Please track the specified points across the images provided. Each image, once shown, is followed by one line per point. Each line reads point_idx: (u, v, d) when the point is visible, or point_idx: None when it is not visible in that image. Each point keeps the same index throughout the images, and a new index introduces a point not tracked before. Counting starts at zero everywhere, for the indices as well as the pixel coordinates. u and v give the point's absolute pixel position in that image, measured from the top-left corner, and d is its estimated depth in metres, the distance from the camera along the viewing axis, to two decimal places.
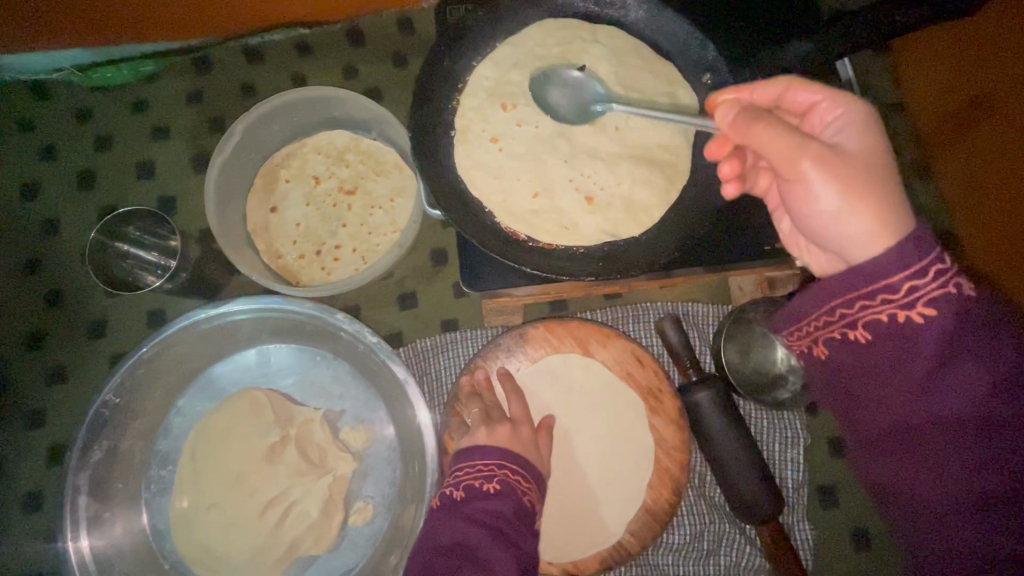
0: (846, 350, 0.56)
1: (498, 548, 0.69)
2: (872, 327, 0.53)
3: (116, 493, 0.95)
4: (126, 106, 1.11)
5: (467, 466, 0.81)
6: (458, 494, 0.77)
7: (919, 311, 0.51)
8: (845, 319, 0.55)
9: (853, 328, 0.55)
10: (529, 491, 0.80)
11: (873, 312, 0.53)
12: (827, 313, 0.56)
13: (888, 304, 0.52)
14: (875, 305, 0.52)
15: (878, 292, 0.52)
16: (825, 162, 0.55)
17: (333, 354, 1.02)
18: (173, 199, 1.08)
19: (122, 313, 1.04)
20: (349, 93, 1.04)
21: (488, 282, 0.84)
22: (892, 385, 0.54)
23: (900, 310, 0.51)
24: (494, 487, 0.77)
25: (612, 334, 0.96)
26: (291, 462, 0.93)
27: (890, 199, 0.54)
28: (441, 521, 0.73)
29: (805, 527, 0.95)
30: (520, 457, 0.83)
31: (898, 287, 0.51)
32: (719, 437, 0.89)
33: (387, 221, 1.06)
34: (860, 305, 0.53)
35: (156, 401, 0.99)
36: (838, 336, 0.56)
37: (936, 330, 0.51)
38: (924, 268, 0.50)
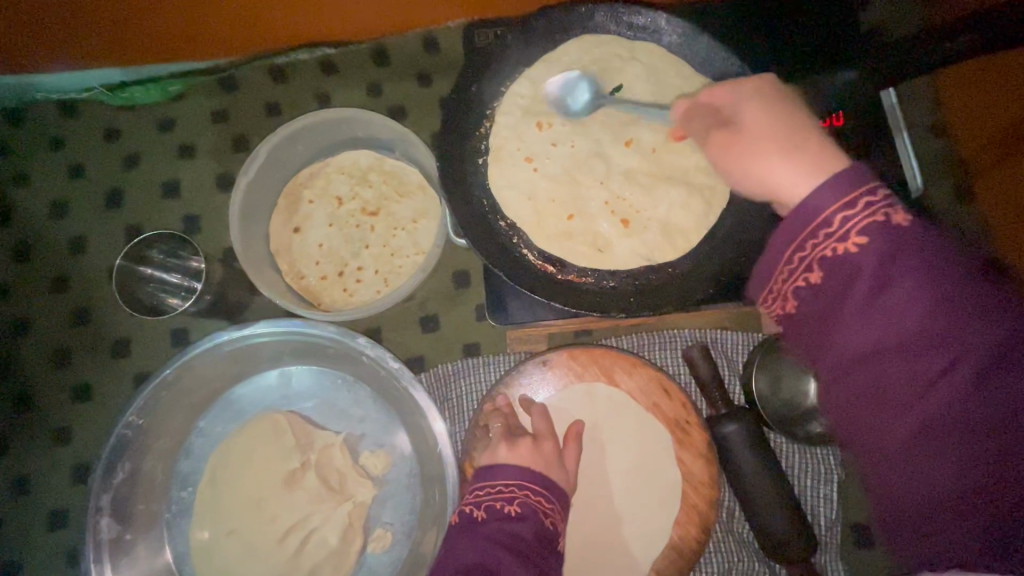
0: (806, 298, 0.53)
1: (518, 571, 0.66)
2: (825, 267, 0.50)
3: (138, 515, 0.95)
4: (154, 125, 1.12)
5: (487, 485, 0.78)
6: (478, 515, 0.74)
7: (855, 242, 0.49)
8: (802, 263, 0.52)
9: (810, 269, 0.51)
10: (552, 511, 0.76)
11: (822, 249, 0.50)
12: (786, 263, 0.53)
13: (831, 237, 0.50)
14: (819, 243, 0.50)
15: (818, 229, 0.50)
16: (728, 139, 0.62)
17: (354, 377, 1.01)
18: (197, 218, 1.09)
19: (147, 332, 1.04)
20: (374, 115, 1.03)
21: (512, 311, 0.82)
22: (841, 320, 0.50)
23: (838, 242, 0.49)
24: (516, 511, 0.74)
25: (638, 363, 0.93)
26: (311, 488, 0.92)
27: (797, 147, 0.56)
28: (461, 545, 0.71)
29: (839, 568, 0.91)
30: (544, 476, 0.79)
31: (832, 221, 0.50)
32: (751, 472, 0.86)
33: (410, 242, 1.05)
34: (810, 244, 0.51)
35: (178, 422, 0.99)
36: (801, 284, 0.53)
37: (874, 258, 0.48)
38: (844, 204, 0.49)
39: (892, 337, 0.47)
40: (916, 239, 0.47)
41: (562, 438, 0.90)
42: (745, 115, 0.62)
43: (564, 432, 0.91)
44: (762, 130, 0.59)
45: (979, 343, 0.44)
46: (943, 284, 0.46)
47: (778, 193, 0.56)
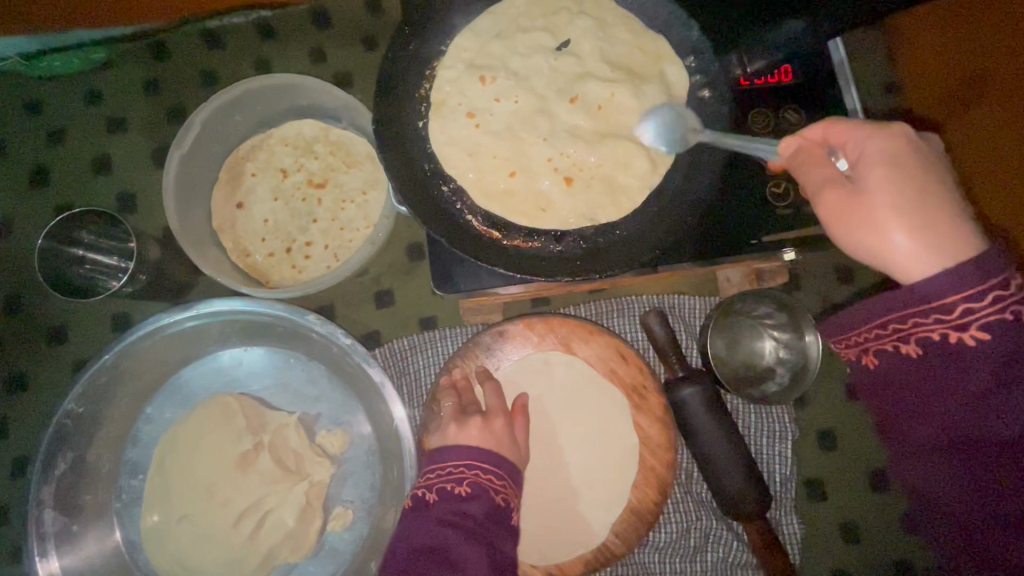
0: (892, 360, 0.60)
1: (472, 551, 0.66)
2: (922, 344, 0.57)
3: (84, 506, 0.92)
4: (81, 96, 1.05)
5: (438, 468, 0.77)
6: (429, 497, 0.73)
7: (972, 335, 0.54)
8: (895, 332, 0.58)
9: (904, 343, 0.58)
10: (505, 488, 0.76)
11: (925, 329, 0.56)
12: (876, 327, 0.59)
13: (937, 323, 0.55)
14: (920, 322, 0.56)
15: (931, 312, 0.55)
16: (852, 202, 0.56)
17: (306, 355, 0.99)
18: (133, 195, 1.03)
19: (84, 316, 0.99)
20: (316, 81, 0.98)
21: (459, 281, 0.79)
22: (921, 392, 0.59)
23: (954, 330, 0.54)
24: (467, 491, 0.73)
25: (595, 330, 0.92)
26: (265, 469, 0.90)
27: (943, 229, 0.54)
28: (412, 527, 0.70)
29: (793, 522, 0.94)
30: (495, 454, 0.79)
31: (947, 308, 0.54)
32: (706, 431, 0.86)
33: (361, 215, 1.01)
34: (910, 321, 0.56)
35: (122, 409, 0.95)
36: (889, 346, 0.60)
37: (980, 358, 0.54)
38: (968, 297, 0.53)
39: (969, 426, 0.56)
40: None
41: (511, 409, 0.89)
42: (872, 176, 0.56)
43: (514, 402, 0.91)
44: (922, 190, 0.55)
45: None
46: (977, 389, 0.55)
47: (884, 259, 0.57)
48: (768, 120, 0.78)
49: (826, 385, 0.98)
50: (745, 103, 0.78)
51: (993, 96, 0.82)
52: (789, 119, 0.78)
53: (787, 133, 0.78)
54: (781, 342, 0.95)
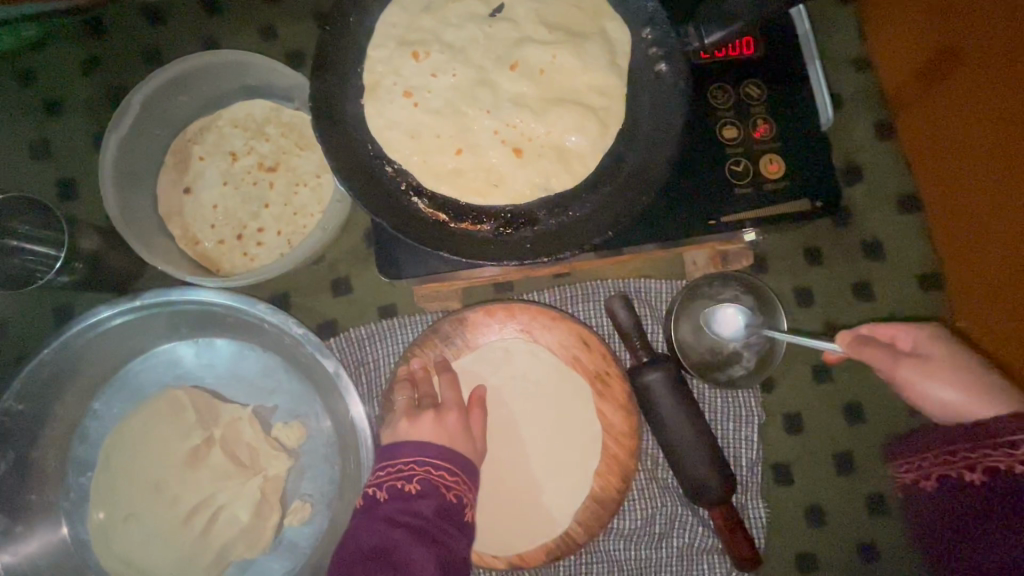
0: (949, 488, 0.61)
1: (417, 551, 0.66)
2: (986, 474, 0.58)
3: (29, 506, 0.88)
4: (14, 78, 0.99)
5: (388, 465, 0.76)
6: (380, 496, 0.72)
7: None
8: (965, 459, 0.60)
9: (965, 472, 0.60)
10: (457, 484, 0.76)
11: (994, 460, 0.57)
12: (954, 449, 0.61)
13: (1008, 456, 0.56)
14: (991, 452, 0.57)
15: (1001, 443, 0.56)
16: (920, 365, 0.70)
17: (260, 346, 0.95)
18: (73, 181, 0.98)
19: (24, 309, 0.94)
20: (263, 58, 0.93)
21: (404, 267, 0.76)
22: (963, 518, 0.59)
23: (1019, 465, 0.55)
24: (416, 488, 0.73)
25: (556, 316, 0.90)
26: (217, 464, 0.87)
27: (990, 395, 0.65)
28: (361, 527, 0.70)
29: (759, 506, 0.93)
30: (447, 450, 0.78)
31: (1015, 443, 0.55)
32: (667, 418, 0.85)
33: (314, 200, 0.97)
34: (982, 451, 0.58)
35: (67, 406, 0.91)
36: (952, 473, 0.61)
37: None
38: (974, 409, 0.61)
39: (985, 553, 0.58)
40: None
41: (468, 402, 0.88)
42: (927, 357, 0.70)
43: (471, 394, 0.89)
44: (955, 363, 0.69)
45: None
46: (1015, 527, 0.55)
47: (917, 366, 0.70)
48: (729, 96, 0.75)
49: (792, 369, 0.97)
50: (702, 79, 0.76)
51: (965, 58, 0.78)
52: (748, 93, 0.75)
53: (746, 109, 0.75)
54: (749, 326, 0.92)
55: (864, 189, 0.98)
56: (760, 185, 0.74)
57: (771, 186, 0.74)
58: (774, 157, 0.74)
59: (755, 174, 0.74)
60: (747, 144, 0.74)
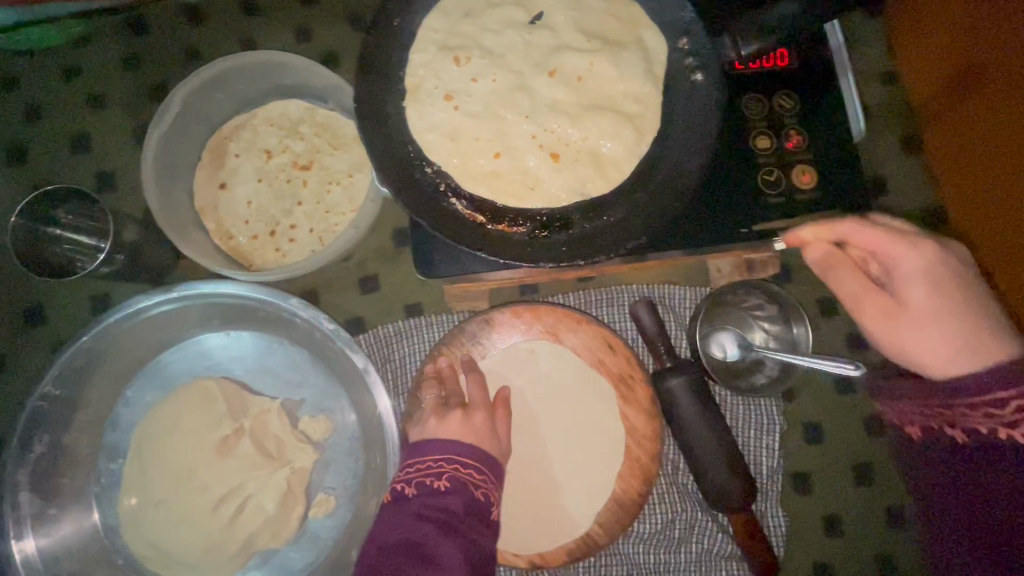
0: (935, 442, 0.61)
1: (446, 545, 0.66)
2: (970, 433, 0.57)
3: (62, 489, 0.91)
4: (59, 73, 1.02)
5: (417, 462, 0.77)
6: (408, 491, 0.73)
7: (1016, 436, 0.53)
8: (942, 417, 0.59)
9: (949, 427, 0.59)
10: (485, 483, 0.76)
11: (975, 421, 0.56)
12: (931, 406, 0.60)
13: (992, 416, 0.54)
14: (976, 414, 0.56)
15: (982, 404, 0.55)
16: (889, 312, 0.63)
17: (289, 340, 0.97)
18: (113, 174, 1.00)
19: (61, 298, 0.97)
20: (302, 59, 0.95)
21: (438, 264, 0.77)
22: (949, 476, 0.60)
23: (1004, 428, 0.54)
24: (445, 485, 0.73)
25: (581, 320, 0.91)
26: (246, 455, 0.89)
27: (984, 334, 0.58)
28: (390, 522, 0.70)
29: (778, 515, 0.93)
30: (474, 449, 0.79)
31: (999, 404, 0.53)
32: (691, 424, 0.85)
33: (346, 198, 0.99)
34: (960, 410, 0.57)
35: (101, 392, 0.94)
36: (934, 427, 0.61)
37: (1015, 464, 0.53)
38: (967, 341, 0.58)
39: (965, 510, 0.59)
40: None
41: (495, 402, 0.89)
42: (914, 296, 0.61)
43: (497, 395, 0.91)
44: (954, 306, 0.59)
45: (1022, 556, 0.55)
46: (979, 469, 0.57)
47: (894, 329, 0.62)
48: (761, 107, 0.76)
49: (813, 379, 0.97)
50: (735, 90, 0.77)
51: (990, 78, 0.79)
52: (781, 105, 0.76)
53: (779, 120, 0.76)
54: (771, 334, 0.94)
55: (889, 202, 0.99)
56: (792, 195, 0.75)
57: (801, 196, 0.75)
58: (806, 168, 0.75)
59: (787, 184, 0.75)
60: (779, 155, 0.75)
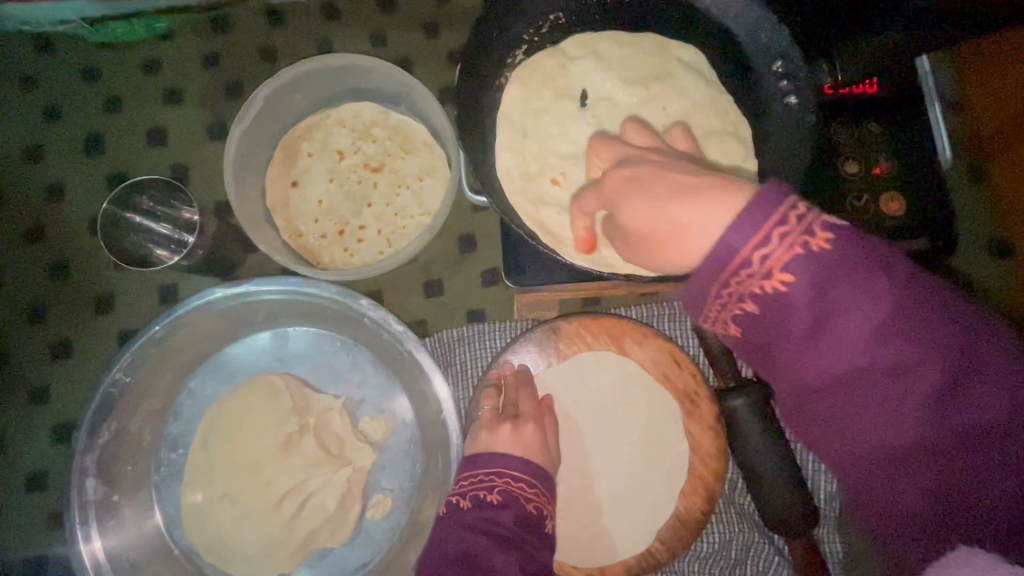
0: (752, 319, 0.51)
1: (500, 556, 0.64)
2: (757, 301, 0.50)
3: (124, 477, 0.92)
4: (140, 66, 1.04)
5: (469, 476, 0.76)
6: (461, 505, 0.72)
7: (780, 279, 0.48)
8: (733, 294, 0.50)
9: (743, 303, 0.50)
10: (537, 497, 0.74)
11: (749, 285, 0.49)
12: (719, 290, 0.51)
13: (752, 277, 0.49)
14: (742, 281, 0.49)
15: (739, 269, 0.49)
16: (644, 205, 0.53)
17: (353, 340, 0.98)
18: (186, 167, 1.02)
19: (131, 287, 0.98)
20: (381, 63, 0.97)
21: (526, 272, 0.82)
22: (784, 344, 0.51)
23: (763, 280, 0.49)
24: (496, 499, 0.71)
25: (648, 334, 0.92)
26: (309, 452, 0.90)
27: (724, 189, 0.50)
28: (445, 536, 0.69)
29: (836, 540, 0.92)
30: (528, 462, 0.77)
31: (751, 261, 0.48)
32: (758, 446, 0.85)
33: (415, 202, 1.00)
34: (737, 279, 0.49)
35: (166, 382, 0.95)
36: (735, 311, 0.51)
37: (807, 297, 0.48)
38: (761, 239, 0.48)
39: (855, 384, 0.49)
40: (852, 254, 0.48)
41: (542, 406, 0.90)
42: (633, 211, 0.54)
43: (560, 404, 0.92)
44: (671, 185, 0.52)
45: (914, 360, 0.47)
46: (816, 330, 0.49)
47: (683, 228, 0.51)
48: (851, 134, 0.77)
49: None
50: (828, 115, 0.78)
51: None
52: (871, 131, 0.77)
53: (868, 144, 0.77)
54: None
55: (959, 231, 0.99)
56: (881, 220, 0.75)
57: (889, 221, 0.75)
58: (893, 197, 0.76)
59: (876, 210, 0.75)
60: (868, 180, 0.76)
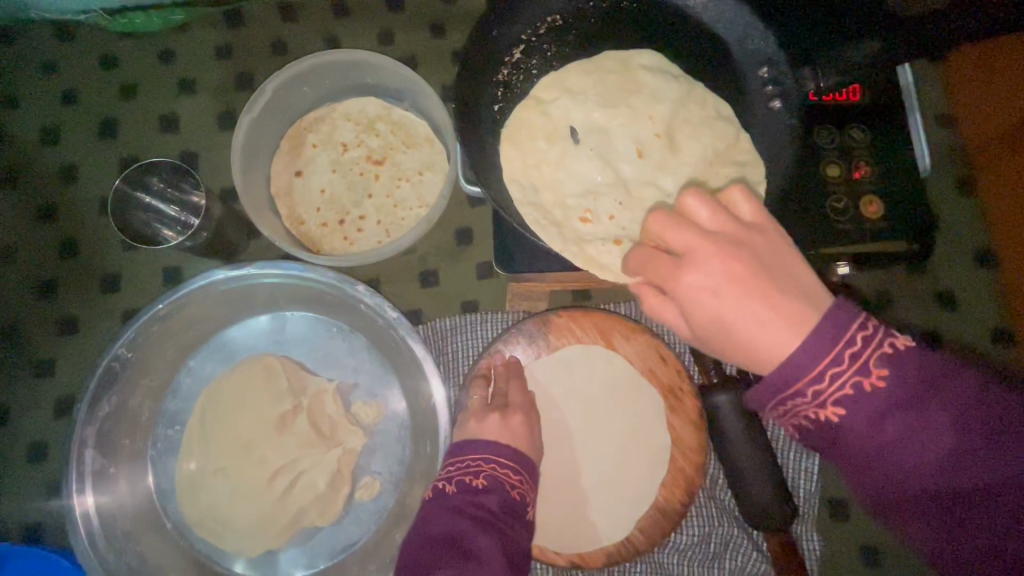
0: (815, 430, 0.51)
1: (486, 540, 0.67)
2: (818, 423, 0.50)
3: (122, 449, 0.94)
4: (155, 56, 1.08)
5: (456, 461, 0.78)
6: (448, 488, 0.73)
7: (839, 407, 0.48)
8: (792, 411, 0.50)
9: (800, 418, 0.51)
10: (521, 484, 0.76)
11: (807, 410, 0.49)
12: (778, 404, 0.50)
13: (814, 400, 0.49)
14: (801, 404, 0.49)
15: (803, 389, 0.48)
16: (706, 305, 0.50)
17: (349, 326, 1.01)
18: (195, 154, 1.06)
19: (137, 267, 1.02)
20: (386, 60, 1.00)
21: (517, 263, 0.86)
22: (852, 457, 0.50)
23: (823, 407, 0.49)
24: (483, 483, 0.74)
25: (636, 329, 0.94)
26: (302, 432, 0.93)
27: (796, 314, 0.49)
28: (432, 518, 0.71)
29: (814, 538, 0.94)
30: (513, 450, 0.79)
31: (808, 390, 0.48)
32: (738, 441, 0.87)
33: (414, 195, 1.03)
34: (794, 403, 0.49)
35: (167, 359, 0.98)
36: (800, 422, 0.51)
37: (873, 421, 0.48)
38: (831, 360, 0.47)
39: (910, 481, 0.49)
40: (910, 373, 0.48)
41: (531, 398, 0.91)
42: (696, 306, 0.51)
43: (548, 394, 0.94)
44: (741, 287, 0.50)
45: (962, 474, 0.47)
46: (886, 453, 0.48)
47: (729, 325, 0.50)
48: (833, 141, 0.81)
49: None
50: (811, 120, 0.82)
51: None
52: (852, 138, 0.80)
53: (850, 151, 0.80)
54: None
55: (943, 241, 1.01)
56: (859, 222, 0.78)
57: (869, 225, 0.78)
58: (872, 199, 0.79)
59: (855, 211, 0.78)
60: (848, 183, 0.79)
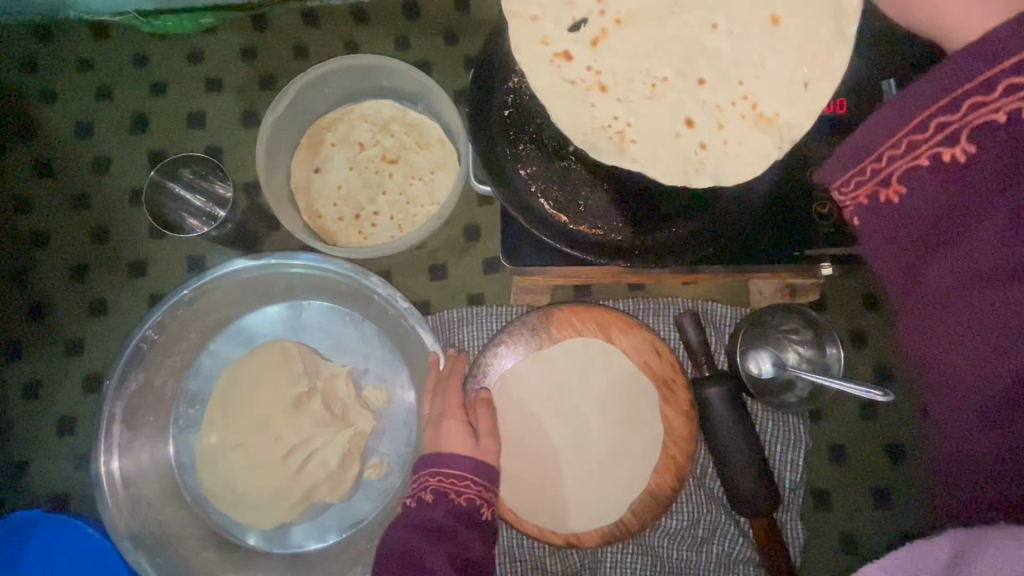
0: (901, 196, 0.49)
1: (432, 555, 0.72)
2: (905, 180, 0.48)
3: (146, 425, 1.00)
4: (184, 55, 1.15)
5: (414, 475, 0.83)
6: (406, 505, 0.80)
7: (931, 161, 0.47)
8: (888, 161, 0.49)
9: (888, 175, 0.49)
10: (470, 489, 0.80)
11: (912, 160, 0.47)
12: (882, 147, 0.49)
13: (917, 149, 0.47)
14: (898, 152, 0.48)
15: (906, 135, 0.47)
16: None
17: (361, 315, 1.06)
18: (220, 149, 1.12)
19: (164, 254, 1.08)
20: (403, 65, 1.06)
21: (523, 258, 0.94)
22: (918, 228, 0.49)
23: (922, 151, 0.47)
24: (428, 498, 0.78)
25: (634, 323, 0.99)
26: (315, 413, 0.98)
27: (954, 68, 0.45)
28: (393, 534, 0.78)
29: (798, 527, 0.99)
30: (462, 458, 0.81)
31: (926, 125, 0.46)
32: (727, 431, 0.92)
33: (426, 193, 1.09)
34: (903, 143, 0.47)
35: (189, 342, 1.03)
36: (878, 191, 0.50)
37: (954, 189, 0.46)
38: (946, 106, 0.45)
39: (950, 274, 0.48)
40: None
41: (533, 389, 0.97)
42: None
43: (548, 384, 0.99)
44: None
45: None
46: (956, 222, 0.47)
47: None
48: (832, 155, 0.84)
49: (840, 404, 1.05)
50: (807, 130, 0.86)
51: None
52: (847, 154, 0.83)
53: None
54: (804, 356, 1.00)
55: None
56: None
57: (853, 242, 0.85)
58: None
59: None
60: None
